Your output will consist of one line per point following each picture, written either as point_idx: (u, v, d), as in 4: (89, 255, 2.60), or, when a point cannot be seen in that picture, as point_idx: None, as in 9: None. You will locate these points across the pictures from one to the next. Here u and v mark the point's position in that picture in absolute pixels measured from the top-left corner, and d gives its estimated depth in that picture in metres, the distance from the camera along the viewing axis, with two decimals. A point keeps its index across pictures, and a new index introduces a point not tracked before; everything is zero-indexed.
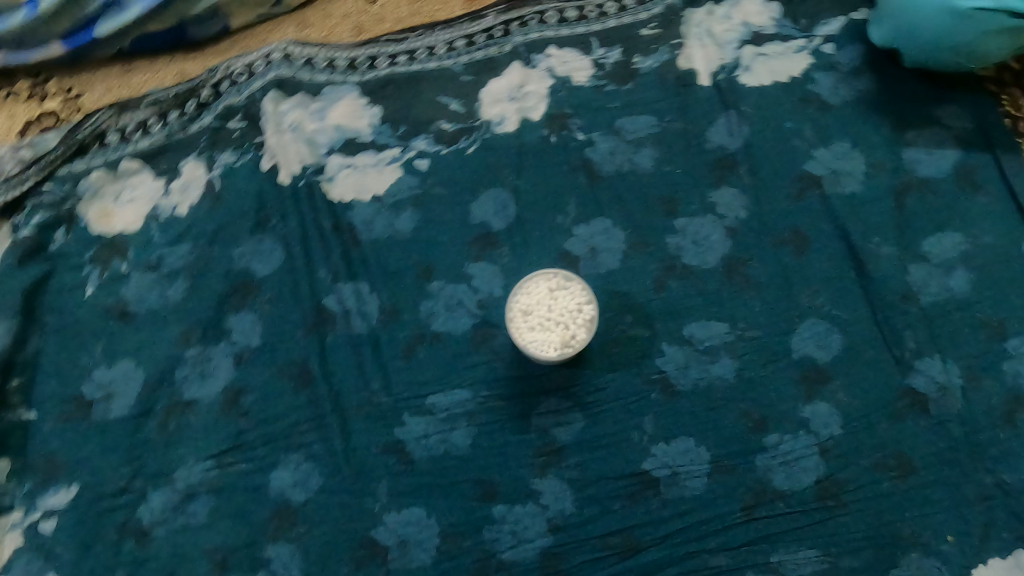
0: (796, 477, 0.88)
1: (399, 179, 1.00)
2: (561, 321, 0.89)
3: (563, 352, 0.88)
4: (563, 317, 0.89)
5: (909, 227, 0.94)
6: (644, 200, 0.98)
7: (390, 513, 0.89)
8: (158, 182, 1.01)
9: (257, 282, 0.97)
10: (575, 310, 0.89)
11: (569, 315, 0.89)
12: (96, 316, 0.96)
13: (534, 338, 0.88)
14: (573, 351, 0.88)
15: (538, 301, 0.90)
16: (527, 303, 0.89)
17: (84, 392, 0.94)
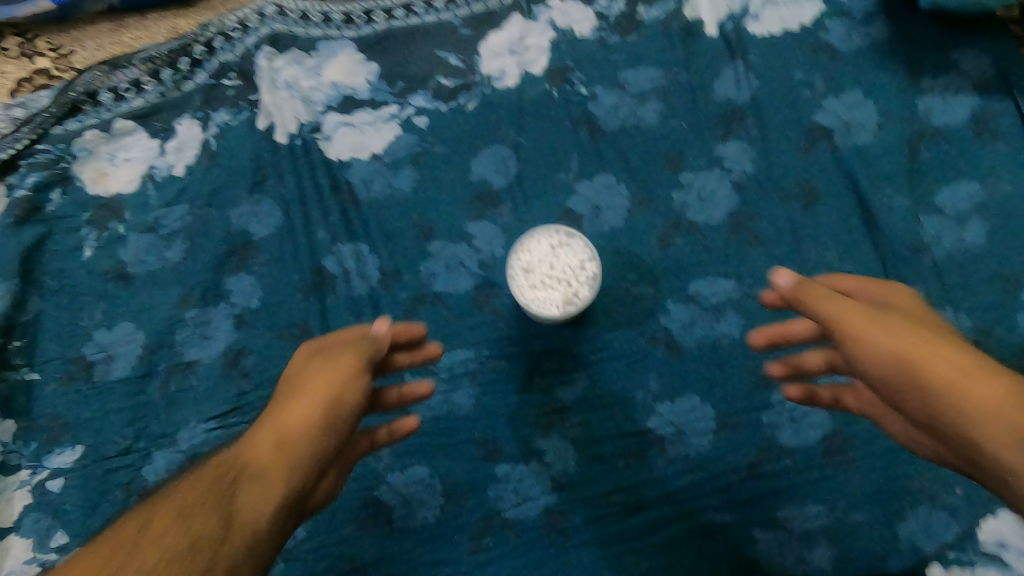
0: (802, 434, 0.88)
1: (397, 137, 0.98)
2: (563, 279, 0.85)
3: (565, 310, 0.86)
4: (566, 275, 0.85)
5: (921, 180, 0.92)
6: (649, 155, 0.95)
7: (393, 472, 0.89)
8: (153, 142, 0.99)
9: (255, 244, 0.96)
10: (578, 267, 0.86)
11: (572, 272, 0.86)
12: (96, 278, 0.96)
13: (536, 296, 0.86)
14: (575, 309, 0.85)
15: (540, 259, 0.86)
16: (529, 262, 0.86)
17: (86, 354, 0.93)
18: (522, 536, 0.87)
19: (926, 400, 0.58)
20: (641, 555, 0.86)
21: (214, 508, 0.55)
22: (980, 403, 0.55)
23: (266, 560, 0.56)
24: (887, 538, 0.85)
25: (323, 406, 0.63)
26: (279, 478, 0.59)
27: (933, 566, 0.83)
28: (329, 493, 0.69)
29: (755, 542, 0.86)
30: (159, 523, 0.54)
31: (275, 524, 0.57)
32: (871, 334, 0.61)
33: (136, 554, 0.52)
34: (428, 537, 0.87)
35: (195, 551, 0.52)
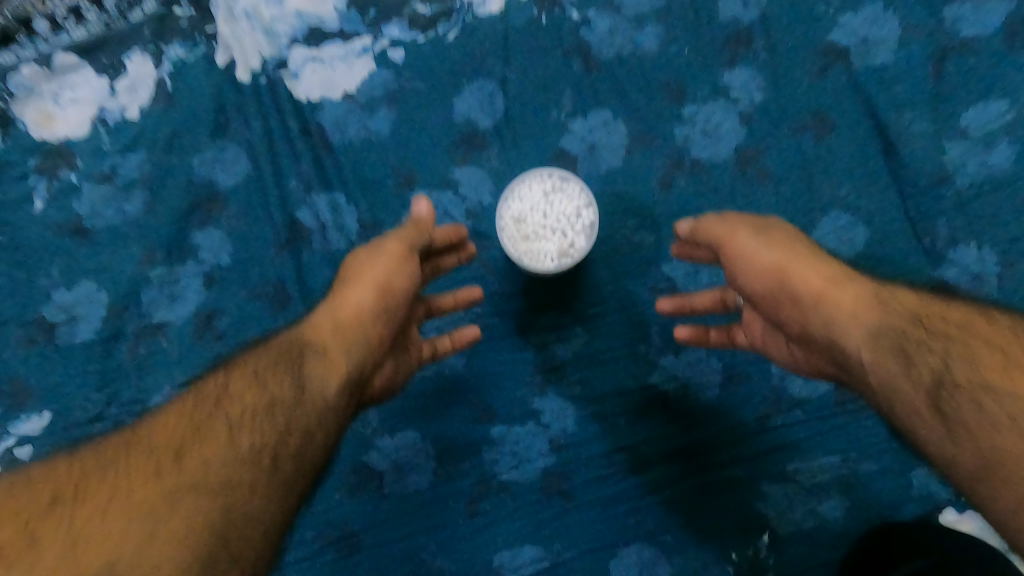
0: (815, 383, 0.83)
1: (371, 73, 0.89)
2: (558, 229, 0.78)
3: (560, 263, 0.79)
4: (562, 224, 0.78)
5: (945, 103, 0.85)
6: (648, 86, 0.87)
7: (382, 437, 0.84)
8: (101, 81, 0.89)
9: (222, 195, 0.89)
10: (574, 215, 0.78)
11: (567, 221, 0.78)
12: (49, 234, 0.88)
13: (529, 249, 0.78)
14: (571, 261, 0.79)
15: (532, 207, 0.78)
16: (520, 211, 0.78)
17: (46, 316, 0.87)
18: (521, 499, 0.82)
19: (800, 309, 0.62)
20: (644, 514, 0.82)
21: (293, 369, 0.59)
22: (841, 308, 0.59)
23: (341, 423, 0.61)
24: (900, 486, 0.82)
25: (377, 293, 0.68)
26: (348, 349, 0.64)
27: (946, 510, 0.81)
28: (388, 381, 0.73)
29: (763, 497, 0.82)
30: (241, 381, 0.58)
31: (347, 390, 0.62)
32: (749, 252, 0.65)
33: (225, 404, 0.56)
34: (421, 503, 0.83)
35: (280, 406, 0.57)
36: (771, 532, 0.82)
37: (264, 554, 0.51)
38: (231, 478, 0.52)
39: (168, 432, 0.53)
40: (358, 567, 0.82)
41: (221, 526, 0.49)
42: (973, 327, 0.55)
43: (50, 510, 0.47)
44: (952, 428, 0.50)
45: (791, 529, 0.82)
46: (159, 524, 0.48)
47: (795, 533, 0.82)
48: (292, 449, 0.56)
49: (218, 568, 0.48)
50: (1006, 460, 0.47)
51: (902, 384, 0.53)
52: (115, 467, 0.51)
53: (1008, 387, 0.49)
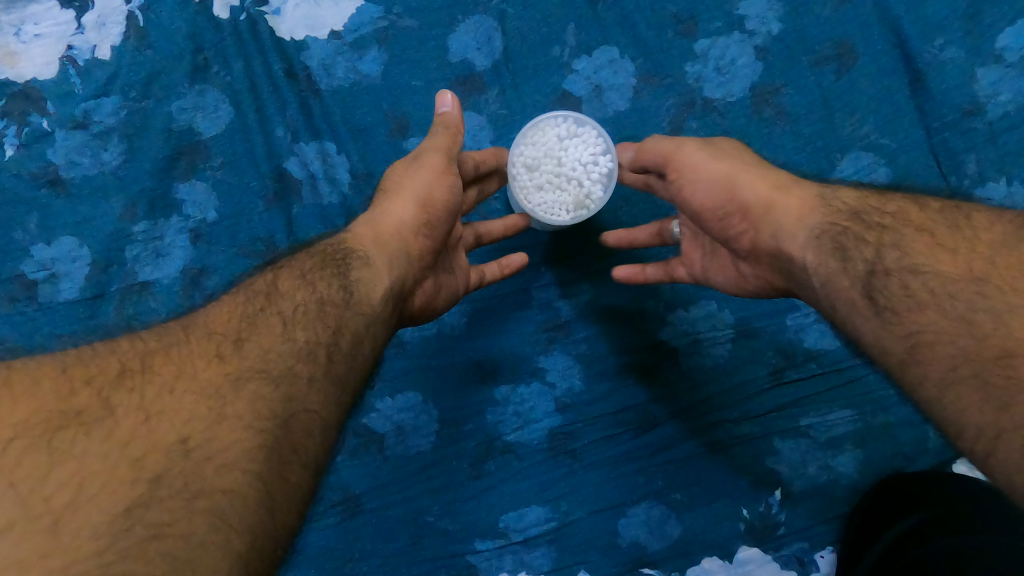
0: (832, 335, 0.80)
1: (359, 9, 0.82)
2: (573, 177, 0.73)
3: (576, 215, 0.73)
4: (577, 171, 0.73)
5: (980, 27, 0.78)
6: (658, 16, 0.80)
7: (382, 399, 0.81)
8: (67, 13, 0.83)
9: (204, 144, 0.83)
10: (590, 161, 0.73)
11: (583, 168, 0.73)
12: (23, 186, 0.82)
13: (541, 200, 0.73)
14: (588, 213, 0.73)
15: (544, 154, 0.73)
16: (531, 157, 0.73)
17: (26, 273, 0.82)
18: (527, 460, 0.80)
19: (744, 217, 0.61)
20: (653, 473, 0.80)
21: (340, 273, 0.57)
22: (784, 213, 0.59)
23: (388, 328, 0.59)
24: (916, 438, 0.80)
25: (418, 205, 0.64)
26: (393, 256, 0.61)
27: (958, 463, 0.79)
28: (437, 300, 0.69)
29: (776, 453, 0.80)
30: (292, 279, 0.56)
31: (396, 296, 0.60)
32: (692, 163, 0.64)
33: (279, 298, 0.54)
34: (424, 465, 0.80)
35: (331, 305, 0.54)
36: (784, 488, 0.80)
37: (326, 447, 0.50)
38: (291, 369, 0.50)
39: (227, 318, 0.51)
40: (361, 529, 0.80)
41: (284, 416, 0.47)
42: (906, 215, 0.54)
43: (120, 383, 0.45)
44: (882, 313, 0.49)
45: (804, 484, 0.80)
46: (227, 406, 0.46)
47: (807, 489, 0.80)
48: (347, 349, 0.53)
49: (285, 455, 0.46)
50: (927, 338, 0.47)
51: (840, 279, 0.53)
52: (180, 347, 0.48)
53: (933, 268, 0.49)
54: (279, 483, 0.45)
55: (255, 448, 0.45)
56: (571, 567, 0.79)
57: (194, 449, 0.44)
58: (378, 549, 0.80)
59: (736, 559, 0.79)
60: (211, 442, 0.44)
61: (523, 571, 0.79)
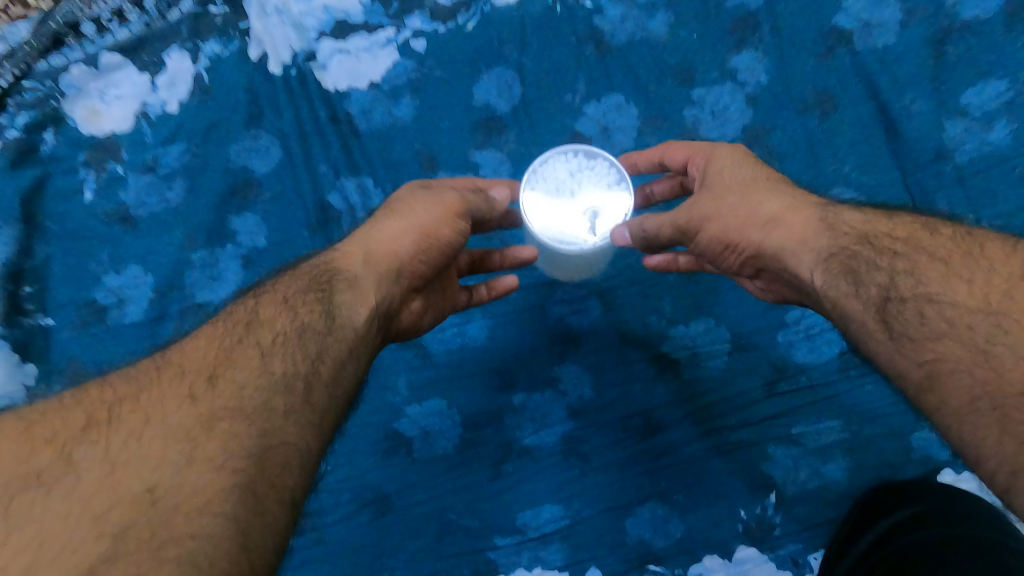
0: (820, 350, 0.88)
1: (394, 63, 0.94)
2: (587, 205, 0.80)
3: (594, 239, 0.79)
4: (590, 199, 0.80)
5: (945, 81, 0.88)
6: (660, 69, 0.91)
7: (411, 405, 0.90)
8: (142, 77, 0.96)
9: (257, 181, 0.94)
10: (603, 189, 0.81)
11: (597, 195, 0.80)
12: (99, 222, 0.95)
13: (560, 227, 0.79)
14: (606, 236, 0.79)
15: (558, 186, 0.80)
16: (546, 190, 0.80)
17: (97, 299, 0.93)
18: (542, 462, 0.88)
19: (752, 241, 0.67)
20: (658, 475, 0.87)
21: (322, 298, 0.62)
22: (788, 238, 0.64)
23: (370, 351, 0.65)
24: (900, 448, 0.85)
25: (415, 235, 0.70)
26: (381, 280, 0.67)
27: (945, 471, 0.84)
28: (422, 319, 0.77)
29: (771, 459, 0.86)
30: (272, 306, 0.61)
31: (376, 321, 0.66)
32: (697, 223, 0.70)
33: (257, 330, 0.59)
34: (448, 466, 0.89)
35: (311, 334, 0.59)
36: (778, 492, 0.86)
37: (304, 480, 0.53)
38: (266, 402, 0.53)
39: (202, 356, 0.56)
40: (390, 527, 0.88)
41: (258, 451, 0.51)
42: (916, 241, 0.59)
43: (84, 436, 0.49)
44: (897, 339, 0.54)
45: (795, 489, 0.86)
46: (198, 447, 0.49)
47: (800, 494, 0.86)
48: (325, 373, 0.58)
49: (258, 492, 0.49)
50: (944, 366, 0.51)
51: (852, 303, 0.57)
52: (150, 392, 0.53)
53: (948, 296, 0.54)
54: (254, 518, 0.48)
55: (227, 488, 0.48)
56: (582, 563, 0.85)
57: (161, 497, 0.47)
58: (405, 545, 0.88)
59: (735, 558, 0.85)
60: (179, 487, 0.47)
61: (538, 567, 0.86)
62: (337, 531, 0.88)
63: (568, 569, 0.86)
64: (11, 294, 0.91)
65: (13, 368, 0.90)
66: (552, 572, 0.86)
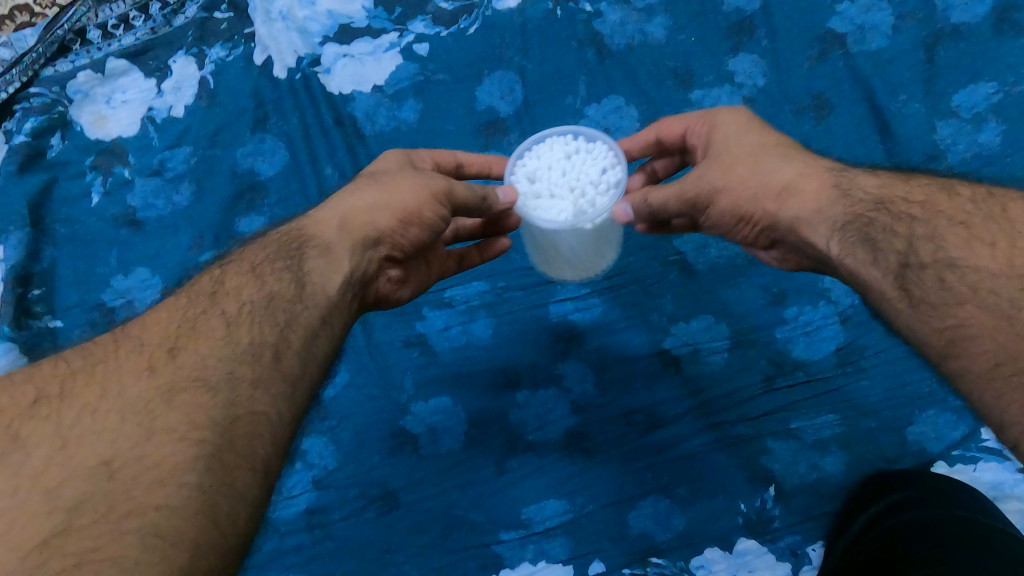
0: (817, 346, 0.91)
1: (398, 67, 0.96)
2: (576, 187, 0.76)
3: (577, 220, 0.75)
4: (579, 182, 0.76)
5: (937, 83, 0.90)
6: (659, 72, 0.93)
7: (418, 403, 0.93)
8: (150, 82, 0.98)
9: (262, 184, 0.95)
10: (596, 175, 0.77)
11: (589, 180, 0.76)
12: (106, 225, 0.96)
13: (542, 206, 0.76)
14: (589, 219, 0.74)
15: (548, 167, 0.78)
16: (533, 169, 0.79)
17: (104, 301, 0.94)
18: (546, 458, 0.90)
19: (766, 211, 0.65)
20: (659, 470, 0.88)
21: (291, 267, 0.64)
22: (802, 209, 0.63)
23: (346, 318, 0.66)
24: (896, 441, 0.86)
25: (396, 212, 0.69)
26: (355, 246, 0.67)
27: (938, 463, 0.85)
28: (403, 288, 0.79)
29: (769, 453, 0.88)
30: (238, 276, 0.63)
31: (350, 289, 0.67)
32: (705, 196, 0.68)
33: (221, 301, 0.60)
34: (453, 462, 0.90)
35: (279, 303, 0.61)
36: (777, 485, 0.86)
37: (274, 447, 0.55)
38: (231, 373, 0.55)
39: (162, 330, 0.57)
40: (396, 523, 0.89)
41: (224, 422, 0.53)
42: (933, 204, 0.58)
43: (33, 413, 0.51)
44: (916, 305, 0.54)
45: (795, 482, 0.86)
46: (156, 420, 0.51)
47: (799, 486, 0.86)
48: (295, 341, 0.59)
49: (224, 462, 0.51)
50: (963, 332, 0.52)
51: (870, 270, 0.57)
52: (106, 366, 0.54)
53: (970, 261, 0.54)
54: (217, 489, 0.50)
55: (191, 460, 0.50)
56: (586, 556, 0.86)
57: (118, 470, 0.49)
58: (411, 541, 0.88)
59: (735, 549, 0.85)
60: (139, 459, 0.49)
61: (543, 561, 0.86)
62: (344, 528, 0.89)
63: (572, 563, 0.86)
64: (20, 298, 0.93)
65: (21, 370, 0.89)
66: (557, 566, 0.86)
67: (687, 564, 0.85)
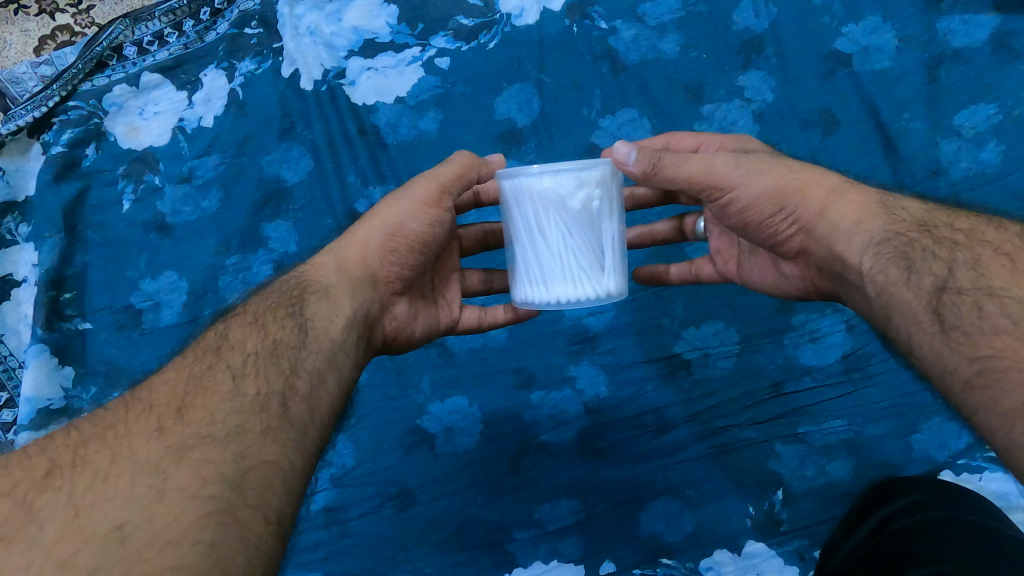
0: (824, 353, 0.93)
1: (420, 79, 1.00)
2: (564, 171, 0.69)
3: (532, 179, 0.66)
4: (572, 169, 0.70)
5: (940, 101, 0.93)
6: (671, 87, 0.97)
7: (434, 403, 0.96)
8: (181, 94, 1.02)
9: (288, 190, 0.99)
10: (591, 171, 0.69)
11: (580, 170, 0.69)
12: (135, 230, 1.00)
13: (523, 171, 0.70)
14: (544, 180, 0.66)
15: None
16: None
17: (134, 303, 0.98)
18: (559, 459, 0.92)
19: (809, 213, 0.69)
20: (670, 471, 0.90)
21: (296, 316, 0.64)
22: (844, 218, 0.67)
23: (353, 360, 0.66)
24: (902, 448, 0.88)
25: (384, 234, 0.73)
26: (352, 288, 0.69)
27: (945, 471, 0.87)
28: (413, 326, 0.78)
29: (777, 456, 0.90)
30: (240, 330, 0.63)
31: (355, 327, 0.68)
32: (741, 178, 0.70)
33: (225, 354, 0.59)
34: (468, 461, 0.93)
35: (284, 350, 0.61)
36: (785, 489, 0.88)
37: (288, 500, 0.52)
38: (241, 425, 0.54)
39: (170, 390, 0.55)
40: (412, 520, 0.91)
41: (236, 474, 0.50)
42: (979, 234, 0.60)
43: (47, 485, 0.47)
44: (949, 332, 0.55)
45: (803, 485, 0.88)
46: (168, 479, 0.48)
47: (807, 490, 0.88)
48: (303, 394, 0.59)
49: (239, 516, 0.48)
50: (999, 363, 0.51)
51: (904, 290, 0.59)
52: (117, 431, 0.51)
53: (1012, 292, 0.54)
54: (236, 542, 0.47)
55: (204, 516, 0.47)
56: (597, 555, 0.88)
57: (131, 534, 0.45)
58: (426, 539, 0.90)
59: (743, 552, 0.86)
60: (152, 521, 0.46)
61: (555, 560, 0.88)
62: (360, 525, 0.91)
63: (583, 562, 0.88)
64: (53, 300, 0.96)
65: (52, 370, 0.95)
66: (569, 565, 0.88)
67: (696, 565, 0.87)
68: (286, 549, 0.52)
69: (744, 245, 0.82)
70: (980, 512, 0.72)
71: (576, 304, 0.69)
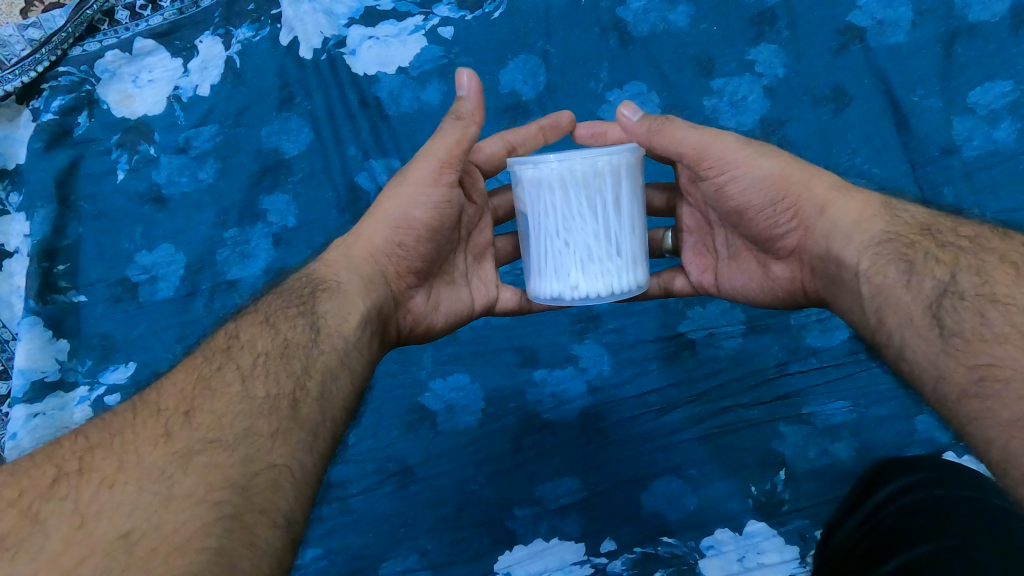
0: (831, 333, 0.92)
1: (422, 49, 0.98)
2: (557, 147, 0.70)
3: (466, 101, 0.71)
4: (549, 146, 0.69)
5: (954, 78, 0.91)
6: (680, 61, 0.95)
7: (435, 380, 0.95)
8: (176, 62, 0.99)
9: (287, 162, 0.97)
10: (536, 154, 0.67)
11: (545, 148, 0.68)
12: (131, 202, 0.97)
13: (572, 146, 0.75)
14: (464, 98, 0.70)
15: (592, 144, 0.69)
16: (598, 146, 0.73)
17: (129, 276, 0.96)
18: (560, 437, 0.91)
19: (813, 204, 0.67)
20: (673, 450, 0.90)
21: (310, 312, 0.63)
22: (845, 217, 0.65)
23: (367, 359, 0.65)
24: (905, 429, 0.88)
25: (390, 228, 0.71)
26: (364, 280, 0.68)
27: (947, 453, 0.86)
28: (434, 314, 0.76)
29: (780, 437, 0.89)
30: (250, 330, 0.61)
31: (368, 326, 0.66)
32: (750, 156, 0.69)
33: (235, 355, 0.58)
34: (469, 439, 0.92)
35: (296, 350, 0.59)
36: (787, 469, 0.88)
37: (297, 503, 0.50)
38: (249, 428, 0.52)
39: (177, 393, 0.54)
40: (413, 497, 0.90)
41: (243, 479, 0.48)
42: (984, 241, 0.57)
43: (52, 493, 0.45)
44: (948, 338, 0.52)
45: (805, 466, 0.88)
46: (175, 486, 0.47)
47: (808, 471, 0.88)
48: (315, 393, 0.57)
49: (246, 518, 0.46)
50: (1000, 372, 0.48)
51: (903, 295, 0.57)
52: (123, 437, 0.50)
53: (1017, 300, 0.51)
54: (242, 541, 0.45)
55: (209, 523, 0.45)
56: (598, 534, 0.87)
57: (138, 542, 0.43)
58: (427, 516, 0.89)
59: (745, 532, 0.86)
60: (158, 529, 0.44)
61: (556, 538, 0.88)
62: (361, 502, 0.91)
63: (584, 541, 0.87)
64: (46, 272, 0.95)
65: (45, 344, 0.93)
66: (570, 543, 0.87)
67: (697, 544, 0.86)
68: (294, 554, 0.50)
69: (723, 252, 0.78)
70: (962, 487, 0.71)
71: (531, 295, 0.71)
